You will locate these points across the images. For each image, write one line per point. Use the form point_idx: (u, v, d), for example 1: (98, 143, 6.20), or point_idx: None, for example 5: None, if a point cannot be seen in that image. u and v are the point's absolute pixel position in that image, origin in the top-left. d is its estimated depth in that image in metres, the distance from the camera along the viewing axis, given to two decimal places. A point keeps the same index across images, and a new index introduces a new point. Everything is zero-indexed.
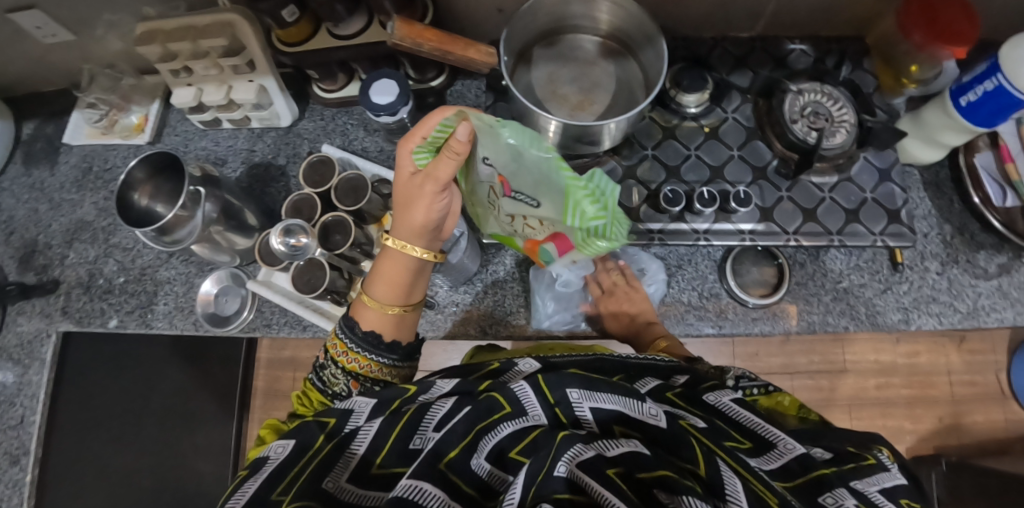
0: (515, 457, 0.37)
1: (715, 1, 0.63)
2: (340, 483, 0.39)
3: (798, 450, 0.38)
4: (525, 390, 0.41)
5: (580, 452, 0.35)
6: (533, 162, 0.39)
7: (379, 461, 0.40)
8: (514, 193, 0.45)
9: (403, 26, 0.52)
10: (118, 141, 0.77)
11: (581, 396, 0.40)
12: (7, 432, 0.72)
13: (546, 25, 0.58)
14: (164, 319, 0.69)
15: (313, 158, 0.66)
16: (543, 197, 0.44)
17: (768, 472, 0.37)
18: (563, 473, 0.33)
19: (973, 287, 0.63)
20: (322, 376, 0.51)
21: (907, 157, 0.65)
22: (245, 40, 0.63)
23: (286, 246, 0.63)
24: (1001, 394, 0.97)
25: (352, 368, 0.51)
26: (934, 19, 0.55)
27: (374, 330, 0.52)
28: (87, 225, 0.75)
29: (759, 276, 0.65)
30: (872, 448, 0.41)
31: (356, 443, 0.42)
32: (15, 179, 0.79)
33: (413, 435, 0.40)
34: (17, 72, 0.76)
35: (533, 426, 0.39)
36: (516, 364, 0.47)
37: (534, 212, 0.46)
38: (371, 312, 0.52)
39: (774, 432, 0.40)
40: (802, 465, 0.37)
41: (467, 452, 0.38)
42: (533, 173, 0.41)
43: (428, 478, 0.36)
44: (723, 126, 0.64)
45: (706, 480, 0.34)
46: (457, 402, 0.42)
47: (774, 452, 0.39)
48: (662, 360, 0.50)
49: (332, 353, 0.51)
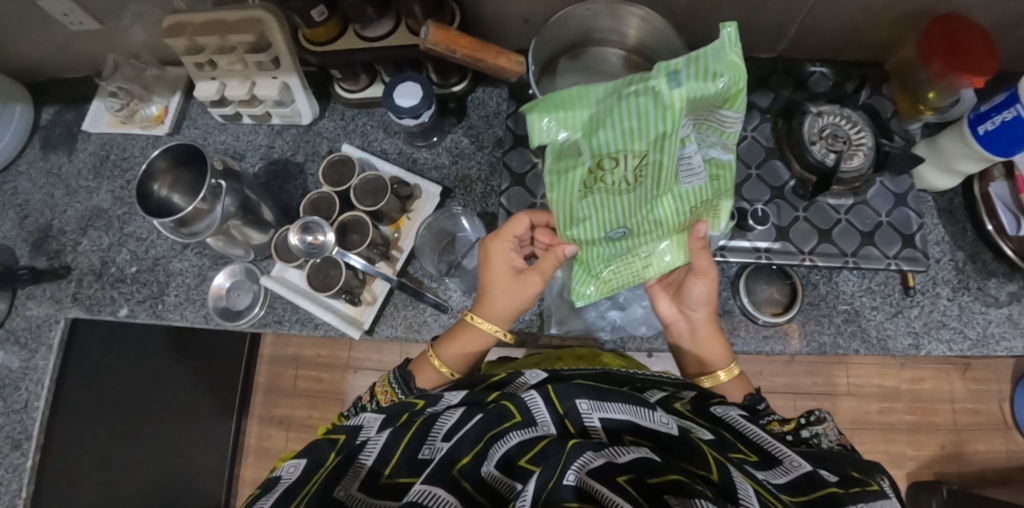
0: (524, 465, 0.36)
1: (739, 20, 0.63)
2: (351, 491, 0.38)
3: (805, 468, 0.37)
4: (535, 398, 0.41)
5: (590, 460, 0.34)
6: (644, 135, 0.35)
7: (387, 471, 0.39)
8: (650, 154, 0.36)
9: (436, 30, 0.52)
10: (137, 130, 0.77)
11: (590, 406, 0.40)
12: (11, 416, 0.71)
13: (572, 37, 0.59)
14: (175, 310, 0.70)
15: (334, 157, 0.67)
16: (634, 174, 0.38)
17: (776, 485, 0.36)
18: (572, 481, 0.32)
19: (983, 314, 0.63)
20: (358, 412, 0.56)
21: (924, 184, 0.66)
22: (272, 36, 0.64)
23: (304, 243, 0.63)
24: (1005, 424, 0.96)
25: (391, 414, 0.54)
26: (954, 47, 0.56)
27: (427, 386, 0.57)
28: (102, 213, 0.76)
29: (771, 295, 0.65)
30: (876, 474, 0.39)
31: (364, 454, 0.41)
32: (33, 163, 0.80)
33: (421, 446, 0.40)
34: (43, 59, 0.77)
35: (541, 435, 0.38)
36: (522, 375, 0.47)
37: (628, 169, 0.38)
38: (430, 368, 0.57)
39: (781, 448, 0.40)
40: (810, 481, 0.36)
41: (478, 459, 0.37)
42: (630, 134, 0.35)
43: (440, 485, 0.35)
44: (741, 144, 0.65)
45: (718, 483, 0.33)
46: (465, 413, 0.42)
47: (781, 468, 0.38)
48: (668, 377, 0.49)
49: (378, 397, 0.55)
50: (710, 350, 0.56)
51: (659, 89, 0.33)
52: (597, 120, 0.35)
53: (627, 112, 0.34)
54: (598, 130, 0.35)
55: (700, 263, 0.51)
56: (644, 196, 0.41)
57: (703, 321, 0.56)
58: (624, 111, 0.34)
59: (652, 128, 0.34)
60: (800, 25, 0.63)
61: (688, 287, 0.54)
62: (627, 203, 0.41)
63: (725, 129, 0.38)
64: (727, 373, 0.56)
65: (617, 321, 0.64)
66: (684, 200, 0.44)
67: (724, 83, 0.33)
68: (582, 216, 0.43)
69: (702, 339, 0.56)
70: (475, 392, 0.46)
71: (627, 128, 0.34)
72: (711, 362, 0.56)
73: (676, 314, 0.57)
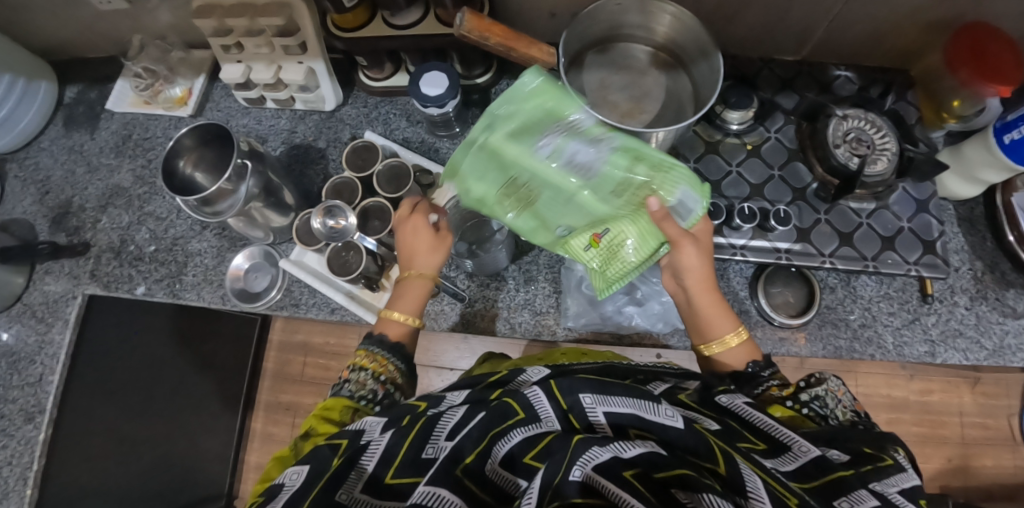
0: (528, 463, 0.35)
1: (766, 23, 0.64)
2: (354, 494, 0.37)
3: (814, 453, 0.35)
4: (538, 394, 0.39)
5: (597, 454, 0.33)
6: (499, 160, 0.52)
7: (391, 472, 0.38)
8: (520, 170, 0.52)
9: (471, 18, 0.52)
10: (160, 112, 0.78)
11: (594, 400, 0.37)
12: (24, 389, 0.73)
13: (602, 32, 0.59)
14: (193, 290, 0.70)
15: (358, 143, 0.67)
16: (528, 185, 0.53)
17: (785, 473, 0.34)
18: (578, 477, 0.31)
19: (1000, 324, 0.63)
20: (346, 387, 0.49)
21: (946, 192, 0.66)
22: (301, 21, 0.64)
23: (326, 226, 0.63)
24: (1012, 439, 0.89)
25: (380, 372, 0.50)
26: (982, 55, 0.56)
27: (399, 342, 0.53)
28: (123, 192, 0.76)
29: (787, 297, 0.64)
30: (889, 447, 0.37)
31: (367, 456, 0.39)
32: (55, 140, 0.80)
33: (425, 445, 0.38)
34: (70, 36, 0.78)
35: (546, 432, 0.36)
36: (524, 373, 0.45)
37: (518, 184, 0.53)
38: (395, 323, 0.54)
39: (789, 434, 0.37)
40: (817, 466, 0.34)
41: (482, 458, 0.37)
42: (490, 163, 0.52)
43: (445, 485, 0.35)
44: (764, 145, 0.65)
45: (726, 477, 0.32)
46: (469, 410, 0.41)
47: (790, 454, 0.36)
48: (672, 367, 0.45)
49: (360, 363, 0.50)
50: (714, 319, 0.51)
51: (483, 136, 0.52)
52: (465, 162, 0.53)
53: (473, 155, 0.52)
54: (470, 169, 0.53)
55: (669, 232, 0.49)
56: (559, 197, 0.53)
57: (695, 290, 0.51)
58: (474, 157, 0.52)
59: (505, 156, 0.52)
60: (827, 29, 0.64)
61: (670, 259, 0.51)
62: (558, 208, 0.53)
63: (581, 128, 0.52)
64: (736, 337, 0.50)
65: (634, 317, 0.64)
66: (604, 185, 0.52)
67: (525, 111, 0.52)
68: (526, 229, 0.55)
69: (705, 309, 0.51)
70: (479, 390, 0.44)
71: (491, 166, 0.52)
72: (711, 329, 0.50)
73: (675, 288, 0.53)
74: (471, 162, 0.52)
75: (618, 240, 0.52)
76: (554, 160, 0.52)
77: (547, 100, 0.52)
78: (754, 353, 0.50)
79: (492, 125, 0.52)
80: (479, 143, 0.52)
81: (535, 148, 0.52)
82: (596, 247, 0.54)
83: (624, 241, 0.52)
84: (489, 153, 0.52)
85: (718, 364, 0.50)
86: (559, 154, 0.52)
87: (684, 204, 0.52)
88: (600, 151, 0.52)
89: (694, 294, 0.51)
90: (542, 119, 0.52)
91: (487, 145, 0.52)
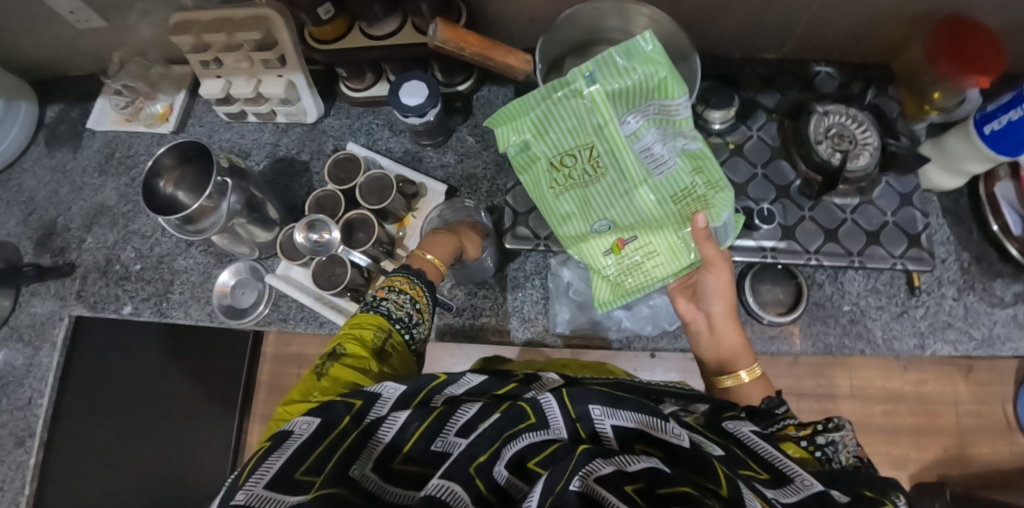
0: (533, 467, 0.34)
1: (745, 22, 0.64)
2: (365, 471, 0.35)
3: (817, 487, 0.33)
4: (550, 402, 0.38)
5: (599, 466, 0.32)
6: (580, 121, 0.49)
7: (403, 454, 0.37)
8: (594, 139, 0.49)
9: (445, 28, 0.51)
10: (142, 129, 0.78)
11: (603, 412, 0.37)
12: (14, 413, 0.75)
13: (581, 36, 0.59)
14: (180, 308, 0.70)
15: (339, 155, 0.66)
16: (591, 158, 0.50)
17: (785, 506, 0.32)
18: (576, 487, 0.31)
19: (989, 315, 0.63)
20: (383, 306, 0.50)
21: (928, 184, 0.66)
22: (279, 34, 0.63)
23: (309, 241, 0.63)
24: (1007, 426, 0.89)
25: (415, 296, 0.52)
26: (962, 47, 0.56)
27: (422, 270, 0.56)
28: (107, 210, 0.76)
29: (776, 295, 0.64)
30: (891, 492, 0.36)
31: (382, 430, 0.38)
32: (38, 160, 0.80)
33: (435, 437, 0.37)
34: (49, 56, 0.77)
35: (553, 440, 0.35)
36: (545, 375, 0.45)
37: (582, 156, 0.51)
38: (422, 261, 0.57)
39: (794, 468, 0.35)
40: (820, 499, 0.32)
41: (492, 459, 0.34)
42: (569, 123, 0.49)
43: (459, 480, 0.33)
44: (747, 144, 0.65)
45: (728, 499, 0.30)
46: (483, 409, 0.39)
47: (792, 486, 0.33)
48: (682, 389, 0.47)
49: (396, 286, 0.52)
50: (732, 344, 0.51)
51: (581, 85, 0.47)
52: (545, 113, 0.49)
53: (556, 108, 0.48)
54: (544, 123, 0.50)
55: (704, 253, 0.49)
56: (612, 187, 0.51)
57: (721, 315, 0.52)
58: (557, 109, 0.49)
59: (588, 119, 0.48)
60: (806, 26, 0.64)
61: (700, 281, 0.51)
62: (606, 198, 0.52)
63: (673, 117, 0.49)
64: (748, 374, 0.50)
65: (622, 320, 0.63)
66: (662, 188, 0.51)
67: (632, 73, 0.46)
68: (563, 211, 0.55)
69: (727, 331, 0.52)
70: (494, 381, 0.44)
71: (565, 128, 0.49)
72: (734, 358, 0.51)
73: (692, 313, 0.54)
74: (549, 114, 0.49)
75: (644, 249, 0.54)
76: (631, 143, 0.49)
77: (662, 71, 0.46)
78: (765, 390, 0.50)
79: (595, 74, 0.47)
80: (570, 94, 0.47)
81: (621, 121, 0.48)
82: (616, 254, 0.55)
83: (652, 252, 0.54)
84: (576, 110, 0.48)
85: (728, 394, 0.51)
86: (636, 140, 0.49)
87: (720, 230, 0.54)
88: (671, 151, 0.51)
89: (717, 318, 0.52)
90: (648, 92, 0.47)
91: (579, 97, 0.47)
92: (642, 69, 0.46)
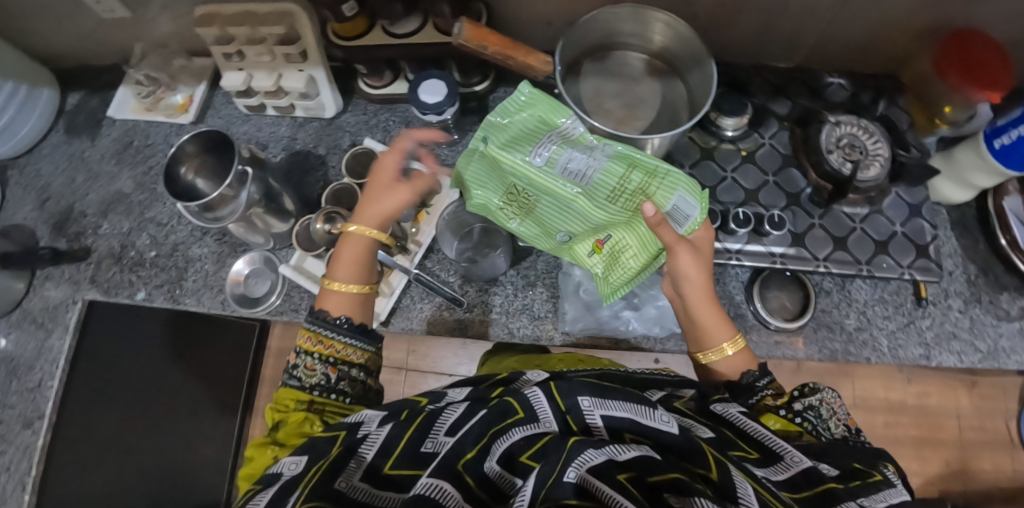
0: (524, 462, 0.35)
1: (758, 32, 0.65)
2: (352, 482, 0.37)
3: (805, 464, 0.36)
4: (537, 395, 0.39)
5: (591, 457, 0.33)
6: (496, 170, 0.53)
7: (390, 463, 0.38)
8: (514, 179, 0.52)
9: (469, 27, 0.53)
10: (161, 118, 0.79)
11: (592, 403, 0.38)
12: (24, 396, 0.72)
13: (597, 40, 0.60)
14: (193, 295, 0.70)
15: (358, 150, 0.69)
16: (524, 194, 0.54)
17: (774, 483, 0.34)
18: (572, 479, 0.31)
19: (994, 327, 0.64)
20: (297, 374, 0.50)
21: (938, 196, 0.66)
22: (302, 30, 0.65)
23: (327, 232, 0.64)
24: (1011, 442, 0.89)
25: (329, 354, 0.51)
26: (972, 63, 0.57)
27: (345, 313, 0.54)
28: (124, 198, 0.77)
29: (783, 301, 0.65)
30: (879, 464, 0.38)
31: (367, 445, 0.40)
32: (56, 147, 0.81)
33: (425, 439, 0.39)
34: (73, 45, 0.79)
35: (544, 432, 0.36)
36: (525, 374, 0.45)
37: (515, 189, 0.54)
38: (335, 295, 0.54)
39: (782, 444, 0.37)
40: (808, 478, 0.34)
41: (481, 455, 0.37)
42: (489, 172, 0.54)
43: (446, 478, 0.36)
44: (759, 151, 0.66)
45: (718, 483, 0.32)
46: (469, 408, 0.41)
47: (782, 464, 0.36)
48: (670, 375, 0.48)
49: (306, 346, 0.51)
50: (712, 323, 0.52)
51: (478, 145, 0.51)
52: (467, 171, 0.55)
53: (474, 165, 0.54)
54: (473, 177, 0.55)
55: (664, 236, 0.50)
56: (557, 206, 0.53)
57: (694, 301, 0.52)
58: (477, 165, 0.54)
59: (499, 168, 0.52)
60: (818, 36, 0.65)
61: (670, 268, 0.52)
62: (557, 217, 0.55)
63: (577, 134, 0.50)
64: (733, 346, 0.51)
65: (631, 321, 0.64)
66: (600, 192, 0.51)
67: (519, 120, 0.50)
68: (531, 233, 0.59)
69: (700, 314, 0.52)
70: (480, 389, 0.45)
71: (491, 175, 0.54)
72: (711, 335, 0.51)
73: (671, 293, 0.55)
74: (472, 170, 0.55)
75: (620, 246, 0.55)
76: (549, 171, 0.51)
77: (543, 107, 0.50)
78: (750, 362, 0.51)
79: (485, 133, 0.51)
80: (479, 153, 0.52)
81: (531, 158, 0.50)
82: (598, 254, 0.57)
83: (626, 247, 0.54)
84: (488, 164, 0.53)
85: (715, 371, 0.51)
86: (554, 165, 0.50)
87: (682, 207, 0.50)
88: (592, 163, 0.50)
89: (689, 299, 0.52)
90: (538, 127, 0.50)
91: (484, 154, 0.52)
92: (520, 118, 0.50)
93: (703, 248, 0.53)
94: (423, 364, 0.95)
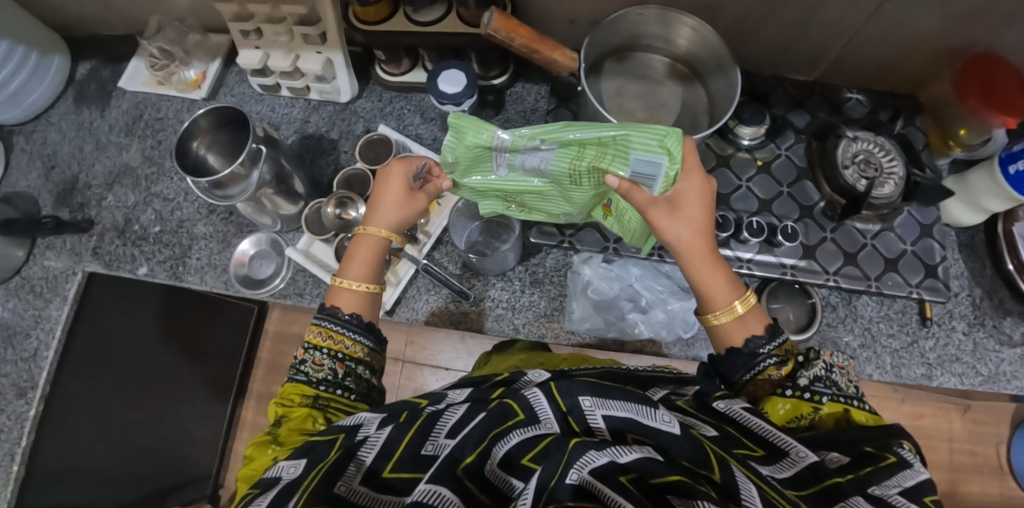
0: (524, 464, 0.34)
1: (780, 43, 0.65)
2: (353, 486, 0.36)
3: (811, 458, 0.35)
4: (538, 396, 0.38)
5: (594, 458, 0.32)
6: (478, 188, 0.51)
7: (388, 467, 0.37)
8: (498, 189, 0.50)
9: (498, 18, 0.52)
10: (173, 93, 0.78)
11: (593, 403, 0.38)
12: (18, 365, 0.76)
13: (622, 41, 0.60)
14: (195, 273, 0.70)
15: (372, 136, 0.68)
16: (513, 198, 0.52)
17: (779, 481, 0.34)
18: (573, 481, 0.31)
19: (996, 352, 0.64)
20: (304, 368, 0.50)
21: (948, 218, 0.67)
22: (323, 11, 0.64)
23: (336, 216, 0.64)
24: (999, 468, 0.89)
25: (337, 350, 0.50)
26: (992, 86, 0.57)
27: (356, 312, 0.52)
28: (131, 171, 0.76)
29: (792, 313, 0.64)
30: (892, 442, 0.37)
31: (366, 448, 0.38)
32: (64, 115, 0.80)
33: (425, 441, 0.38)
34: (87, 14, 0.78)
35: (546, 433, 0.36)
36: (527, 374, 0.45)
37: (505, 196, 0.52)
38: (345, 292, 0.53)
39: (786, 440, 0.37)
40: (814, 474, 0.34)
41: (481, 458, 0.36)
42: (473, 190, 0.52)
43: (447, 484, 0.34)
44: (775, 161, 0.66)
45: (721, 484, 0.31)
46: (471, 409, 0.40)
47: (787, 461, 0.35)
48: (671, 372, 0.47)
49: (314, 341, 0.51)
50: (713, 286, 0.49)
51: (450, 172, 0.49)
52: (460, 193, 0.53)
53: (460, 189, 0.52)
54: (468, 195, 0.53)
55: (640, 201, 0.46)
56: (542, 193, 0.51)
57: (690, 270, 0.50)
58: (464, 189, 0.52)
59: (482, 189, 0.50)
60: (840, 52, 0.65)
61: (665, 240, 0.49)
62: (557, 203, 0.53)
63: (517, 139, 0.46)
64: (743, 304, 0.48)
65: (638, 324, 0.64)
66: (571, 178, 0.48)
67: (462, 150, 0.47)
68: (542, 218, 0.57)
69: (698, 281, 0.50)
70: (481, 389, 0.44)
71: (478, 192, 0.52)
72: (713, 300, 0.49)
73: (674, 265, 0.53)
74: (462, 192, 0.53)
75: (624, 215, 0.52)
76: (517, 176, 0.48)
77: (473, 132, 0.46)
78: (759, 324, 0.48)
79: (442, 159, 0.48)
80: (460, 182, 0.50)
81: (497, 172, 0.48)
82: (610, 216, 0.55)
83: (627, 211, 0.52)
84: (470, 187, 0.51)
85: (726, 334, 0.49)
86: (517, 169, 0.48)
87: (646, 167, 0.45)
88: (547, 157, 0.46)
89: (687, 267, 0.49)
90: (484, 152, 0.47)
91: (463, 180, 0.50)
92: (463, 149, 0.46)
93: (688, 203, 0.49)
94: (420, 356, 0.95)
